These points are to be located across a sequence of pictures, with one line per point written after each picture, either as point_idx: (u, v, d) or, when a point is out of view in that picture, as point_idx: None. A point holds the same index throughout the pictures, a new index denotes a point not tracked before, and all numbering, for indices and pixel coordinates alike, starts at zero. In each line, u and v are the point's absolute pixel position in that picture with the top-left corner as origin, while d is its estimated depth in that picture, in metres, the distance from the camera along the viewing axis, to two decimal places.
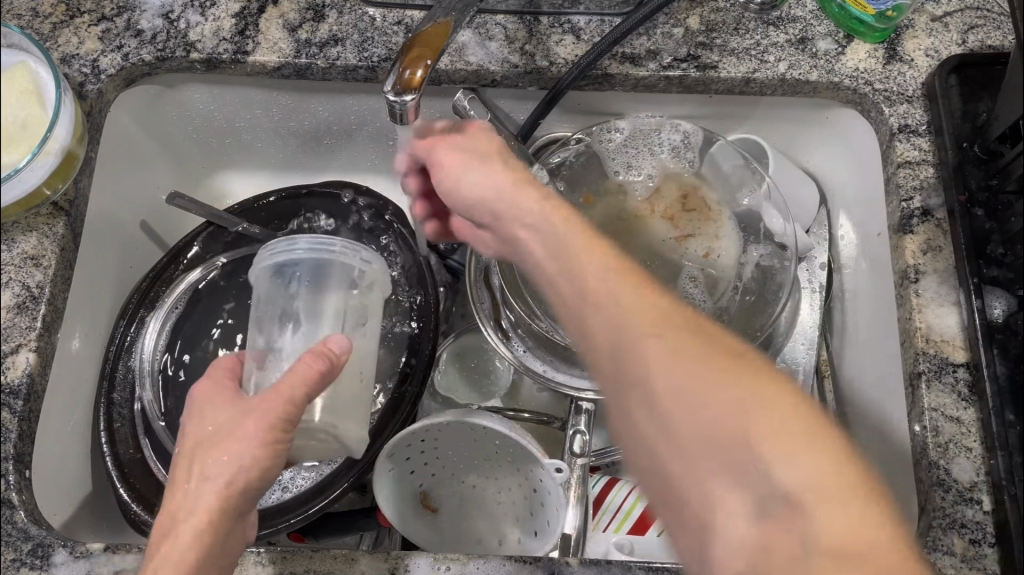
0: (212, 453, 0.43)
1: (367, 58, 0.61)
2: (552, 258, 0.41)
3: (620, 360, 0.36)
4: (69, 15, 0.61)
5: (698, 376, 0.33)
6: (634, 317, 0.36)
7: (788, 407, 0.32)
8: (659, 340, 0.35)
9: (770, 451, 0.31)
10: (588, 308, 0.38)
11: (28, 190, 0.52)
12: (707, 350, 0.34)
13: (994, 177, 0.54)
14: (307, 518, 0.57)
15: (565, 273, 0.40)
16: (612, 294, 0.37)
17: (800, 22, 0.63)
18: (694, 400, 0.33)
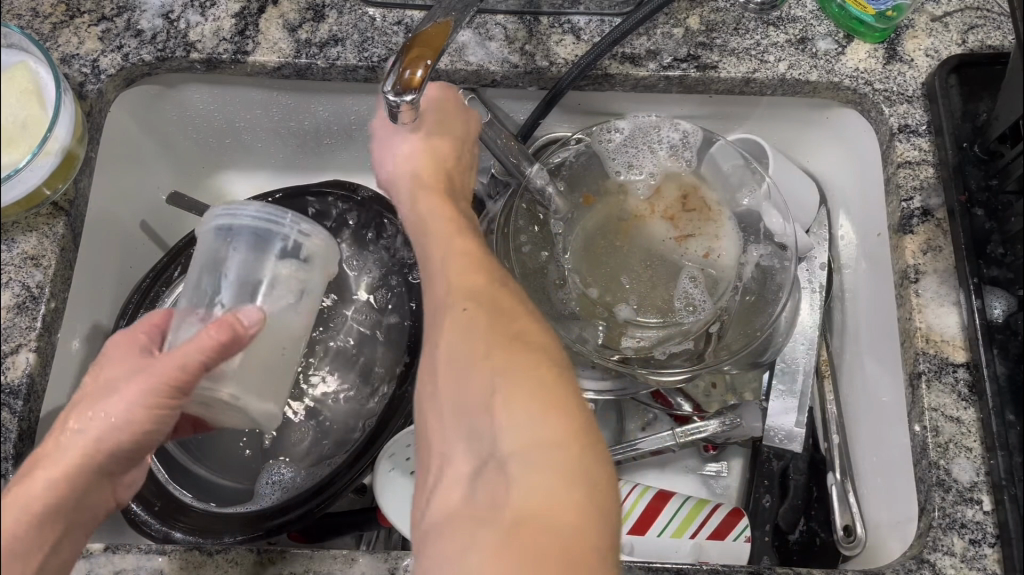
0: (94, 403, 0.43)
1: (367, 58, 0.61)
2: (435, 251, 0.47)
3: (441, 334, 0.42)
4: (69, 15, 0.61)
5: (468, 347, 0.39)
6: (465, 305, 0.41)
7: (527, 384, 0.37)
8: (475, 326, 0.40)
9: (498, 417, 0.36)
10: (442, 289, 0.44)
11: (28, 190, 0.52)
12: (512, 340, 0.39)
13: (994, 177, 0.54)
14: (308, 518, 0.57)
15: (436, 264, 0.45)
16: (459, 282, 0.43)
17: (799, 22, 0.63)
18: (461, 366, 0.39)
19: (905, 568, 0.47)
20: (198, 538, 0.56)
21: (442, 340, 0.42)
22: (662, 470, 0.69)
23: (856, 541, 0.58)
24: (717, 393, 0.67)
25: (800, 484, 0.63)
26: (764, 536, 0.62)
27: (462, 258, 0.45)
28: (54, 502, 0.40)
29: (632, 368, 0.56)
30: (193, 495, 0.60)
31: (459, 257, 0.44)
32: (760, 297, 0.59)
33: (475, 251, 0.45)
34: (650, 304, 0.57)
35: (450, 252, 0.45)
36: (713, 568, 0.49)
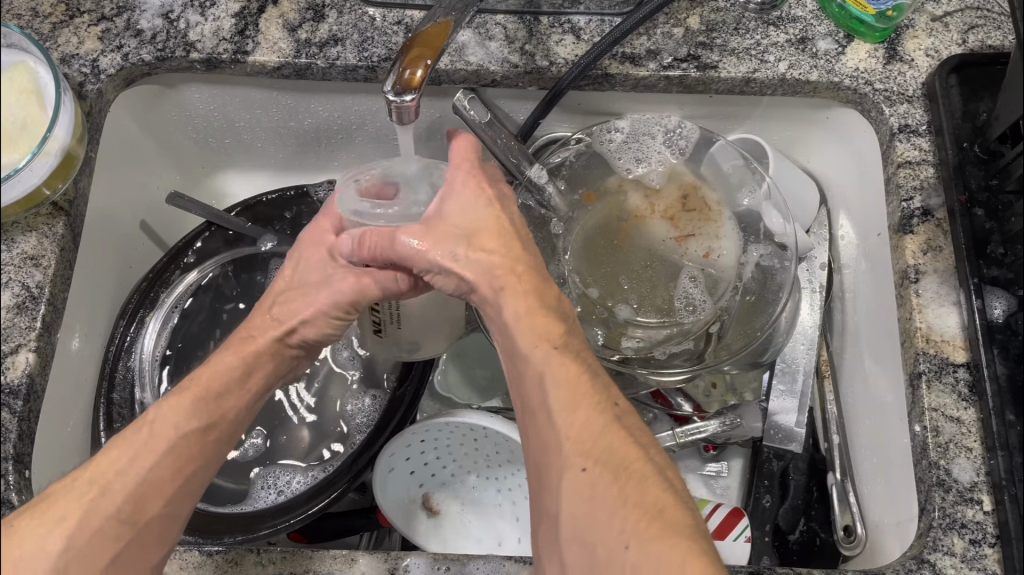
0: (298, 298, 0.50)
1: (367, 58, 0.61)
2: (514, 338, 0.45)
3: (543, 444, 0.43)
4: (69, 15, 0.61)
5: (546, 407, 0.43)
6: (571, 424, 0.42)
7: (595, 449, 0.41)
8: (579, 442, 0.42)
9: (574, 482, 0.41)
10: (532, 395, 0.44)
11: (29, 190, 0.52)
12: (619, 461, 0.41)
13: (994, 177, 0.54)
14: (308, 518, 0.57)
15: (516, 358, 0.45)
16: (555, 391, 0.43)
17: (800, 22, 0.63)
18: (540, 423, 0.43)
19: (905, 568, 0.47)
20: (197, 539, 0.56)
21: (537, 452, 0.44)
22: None
23: (856, 541, 0.58)
24: (717, 394, 0.66)
25: (800, 484, 0.63)
26: (763, 535, 0.62)
27: (510, 282, 0.46)
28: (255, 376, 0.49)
29: (632, 368, 0.57)
30: None
31: (543, 356, 0.44)
32: (760, 297, 0.59)
33: (561, 346, 0.44)
34: (650, 303, 0.57)
35: (530, 348, 0.44)
36: None
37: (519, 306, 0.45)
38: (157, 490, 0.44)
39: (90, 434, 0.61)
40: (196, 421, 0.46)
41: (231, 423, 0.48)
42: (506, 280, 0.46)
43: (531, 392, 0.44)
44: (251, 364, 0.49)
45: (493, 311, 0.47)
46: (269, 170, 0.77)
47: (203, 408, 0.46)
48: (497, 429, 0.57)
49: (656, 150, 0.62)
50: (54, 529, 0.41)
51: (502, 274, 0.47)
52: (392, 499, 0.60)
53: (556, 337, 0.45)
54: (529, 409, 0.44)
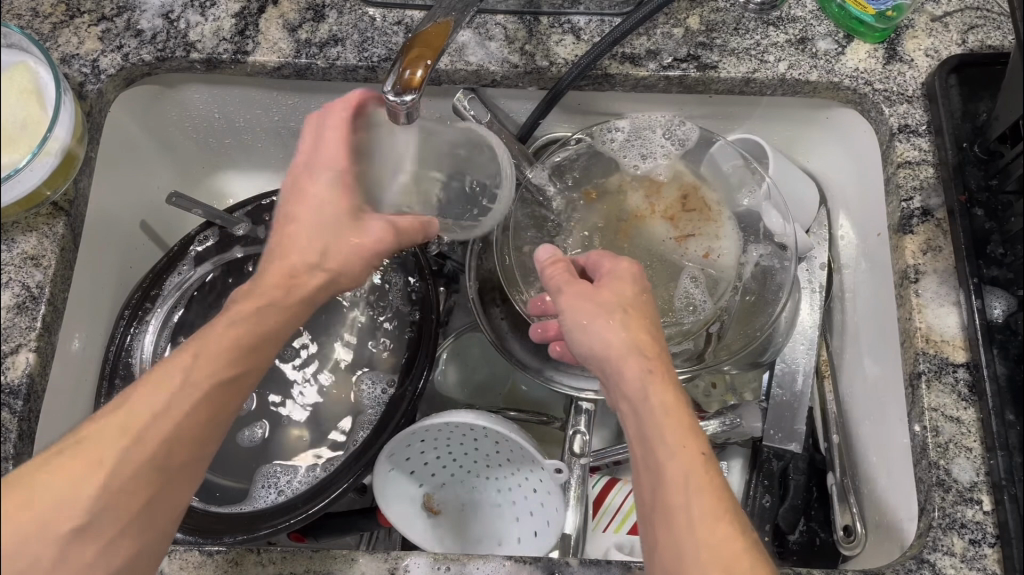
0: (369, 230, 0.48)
1: (367, 58, 0.61)
2: (653, 414, 0.41)
3: (679, 555, 0.38)
4: (69, 15, 0.61)
5: (693, 516, 0.38)
6: (715, 539, 0.37)
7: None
8: (724, 561, 0.37)
9: None
10: (673, 501, 0.39)
11: (28, 190, 0.52)
12: (757, 573, 0.37)
13: (994, 177, 0.54)
14: (308, 518, 0.58)
15: (654, 455, 0.41)
16: (698, 495, 0.39)
17: (800, 22, 0.63)
18: (680, 533, 0.38)
19: (906, 568, 0.47)
20: (198, 539, 0.56)
21: (659, 546, 0.39)
22: None
23: (856, 541, 0.58)
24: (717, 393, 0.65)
25: (800, 485, 0.62)
26: (763, 535, 0.62)
27: (654, 375, 0.43)
28: (274, 323, 0.45)
29: None
30: (190, 495, 0.59)
31: (686, 455, 0.40)
32: (760, 297, 0.59)
33: (701, 445, 0.41)
34: None
35: (669, 435, 0.40)
36: None
37: (661, 394, 0.42)
38: (205, 407, 0.41)
39: None
40: (244, 345, 0.43)
41: (249, 376, 0.44)
42: (646, 371, 0.43)
43: (664, 482, 0.40)
44: (283, 307, 0.45)
45: (625, 380, 0.43)
46: (269, 170, 0.77)
47: (227, 358, 0.42)
48: (497, 429, 0.57)
49: (656, 150, 0.62)
50: (85, 479, 0.38)
51: (642, 350, 0.44)
52: (393, 499, 0.60)
53: (696, 434, 0.41)
54: (659, 500, 0.40)
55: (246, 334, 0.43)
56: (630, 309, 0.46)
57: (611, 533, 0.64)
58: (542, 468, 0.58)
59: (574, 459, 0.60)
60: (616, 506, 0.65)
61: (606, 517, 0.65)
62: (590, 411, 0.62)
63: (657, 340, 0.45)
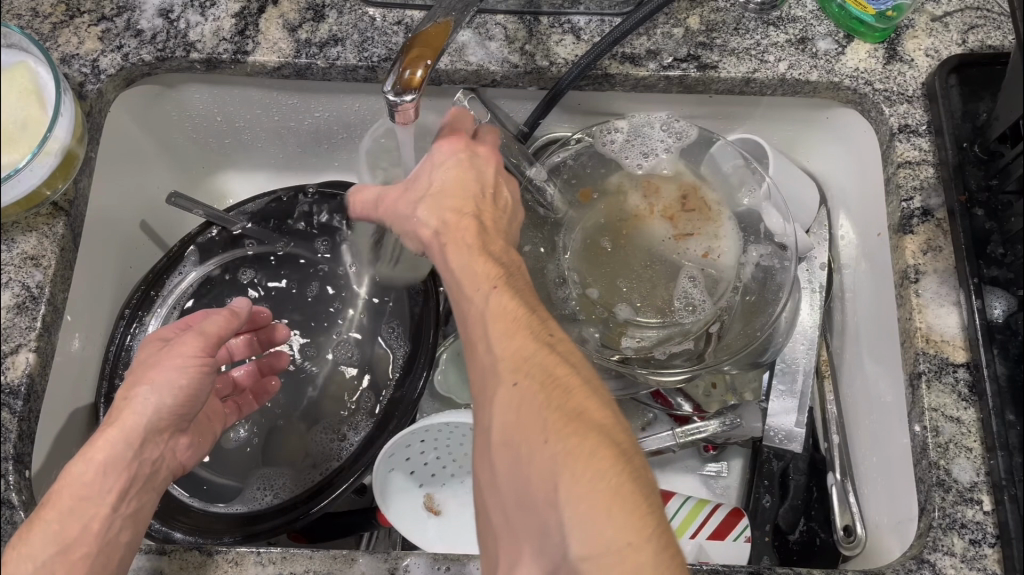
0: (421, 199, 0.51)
1: (367, 58, 0.61)
2: (472, 320, 0.43)
3: (508, 417, 0.38)
4: (69, 15, 0.61)
5: (523, 383, 0.39)
6: (541, 392, 0.38)
7: (564, 422, 0.37)
8: (547, 409, 0.37)
9: (540, 449, 0.36)
10: (498, 370, 0.40)
11: (28, 190, 0.52)
12: (586, 430, 0.36)
13: (994, 177, 0.54)
14: (308, 518, 0.58)
15: (483, 335, 0.42)
16: (524, 364, 0.39)
17: (800, 22, 0.63)
18: (506, 403, 0.39)
19: (905, 568, 0.47)
20: (198, 538, 0.56)
21: (481, 426, 0.40)
22: (662, 470, 0.69)
23: (856, 541, 0.58)
24: (717, 393, 0.65)
25: (800, 485, 0.63)
26: (763, 536, 0.62)
27: (474, 262, 0.46)
28: (116, 480, 0.46)
29: (632, 368, 0.57)
30: (190, 495, 0.60)
31: (511, 333, 0.41)
32: (761, 297, 0.59)
33: (529, 332, 0.41)
34: (650, 304, 0.57)
35: (501, 328, 0.41)
36: (713, 568, 0.48)
37: (478, 300, 0.43)
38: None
39: (89, 434, 0.61)
40: (72, 507, 0.44)
41: (98, 536, 0.45)
42: (476, 248, 0.46)
43: (485, 370, 0.41)
44: (110, 466, 0.46)
45: (454, 293, 0.46)
46: (269, 171, 0.77)
47: (63, 529, 0.44)
48: None
49: (657, 146, 0.62)
50: None
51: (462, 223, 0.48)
52: (393, 499, 0.60)
53: (531, 324, 0.42)
54: (482, 386, 0.41)
55: (142, 428, 0.47)
56: (470, 239, 0.47)
57: None
58: None
59: None
60: None
61: None
62: None
63: (495, 260, 0.46)
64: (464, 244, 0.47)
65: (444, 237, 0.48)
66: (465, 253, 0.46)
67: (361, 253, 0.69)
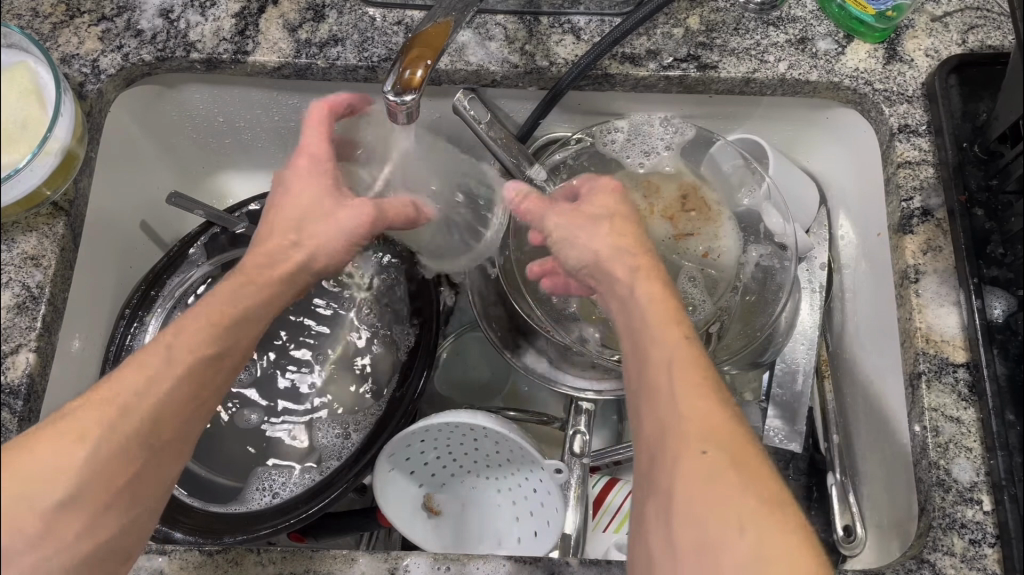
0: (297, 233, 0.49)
1: (367, 58, 0.61)
2: (650, 366, 0.42)
3: (699, 488, 0.38)
4: (69, 15, 0.61)
5: (718, 457, 0.38)
6: (739, 474, 0.38)
7: (759, 508, 0.37)
8: (746, 494, 0.37)
9: (734, 531, 0.36)
10: (684, 436, 0.39)
11: (29, 190, 0.52)
12: (773, 507, 0.37)
13: (994, 177, 0.54)
14: (308, 518, 0.58)
15: (665, 387, 0.41)
16: (716, 434, 0.39)
17: (800, 22, 0.63)
18: (692, 471, 0.38)
19: (905, 568, 0.47)
20: (198, 538, 0.56)
21: (656, 479, 0.40)
22: None
23: (857, 541, 0.58)
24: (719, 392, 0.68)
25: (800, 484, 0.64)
26: None
27: (657, 302, 0.44)
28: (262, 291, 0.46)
29: None
30: (190, 495, 0.60)
31: (700, 394, 0.40)
32: (760, 297, 0.59)
33: (718, 397, 0.41)
34: None
35: (688, 386, 0.40)
36: None
37: (663, 350, 0.42)
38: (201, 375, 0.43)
39: None
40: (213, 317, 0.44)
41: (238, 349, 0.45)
42: (652, 292, 0.45)
43: (670, 424, 0.40)
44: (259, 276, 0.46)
45: (632, 326, 0.45)
46: (269, 171, 0.77)
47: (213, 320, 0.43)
48: (498, 430, 0.57)
49: (659, 144, 0.63)
50: (73, 441, 0.38)
51: (623, 252, 0.47)
52: (393, 499, 0.60)
53: (715, 385, 0.41)
54: (660, 443, 0.40)
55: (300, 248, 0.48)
56: (664, 298, 0.45)
57: (611, 533, 0.63)
58: (542, 468, 0.58)
59: (574, 459, 0.61)
60: (616, 505, 0.64)
61: (606, 517, 0.64)
62: (590, 412, 0.63)
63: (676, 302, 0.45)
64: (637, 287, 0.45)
65: (640, 262, 0.47)
66: (641, 290, 0.45)
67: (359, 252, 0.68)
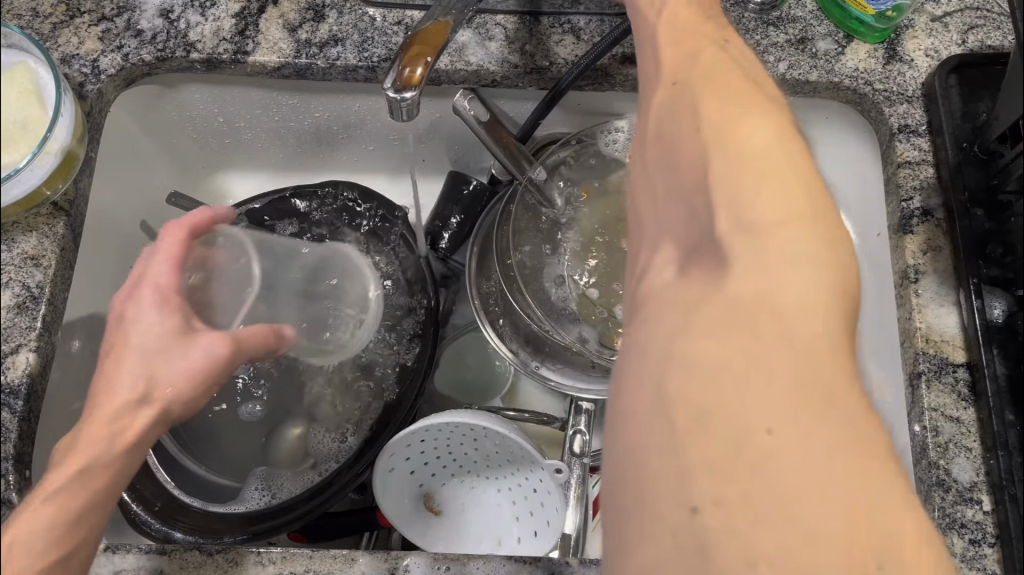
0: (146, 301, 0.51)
1: (367, 58, 0.61)
2: (719, 113, 0.34)
3: (760, 271, 0.31)
4: (69, 15, 0.61)
5: (804, 256, 0.31)
6: (819, 298, 0.30)
7: (835, 352, 0.30)
8: (823, 310, 0.30)
9: (792, 351, 0.29)
10: (748, 204, 0.32)
11: (28, 189, 0.52)
12: (838, 385, 0.29)
13: (994, 177, 0.54)
14: (307, 517, 0.59)
15: (737, 147, 0.33)
16: (806, 231, 0.31)
17: (800, 22, 0.63)
18: (756, 236, 0.31)
19: None
20: (198, 538, 0.56)
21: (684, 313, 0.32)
22: None
23: None
24: None
25: None
26: None
27: (749, 92, 0.35)
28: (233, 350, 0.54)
29: None
30: (190, 495, 0.60)
31: (794, 182, 0.32)
32: None
33: (816, 196, 0.32)
34: None
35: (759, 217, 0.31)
36: None
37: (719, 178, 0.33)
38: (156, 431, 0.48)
39: None
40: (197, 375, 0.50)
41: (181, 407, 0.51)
42: (742, 78, 0.36)
43: (726, 230, 0.32)
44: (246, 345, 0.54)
45: (689, 102, 0.36)
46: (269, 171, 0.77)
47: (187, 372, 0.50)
48: (499, 431, 0.56)
49: None
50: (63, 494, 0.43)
51: (699, 33, 0.40)
52: (392, 498, 0.60)
53: (796, 209, 0.31)
54: (712, 183, 0.33)
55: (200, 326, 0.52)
56: (712, 83, 0.36)
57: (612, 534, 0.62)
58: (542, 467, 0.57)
59: (574, 459, 0.61)
60: None
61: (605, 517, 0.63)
62: (590, 412, 0.63)
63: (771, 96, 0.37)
64: (726, 75, 0.36)
65: (675, 76, 0.38)
66: (714, 69, 0.37)
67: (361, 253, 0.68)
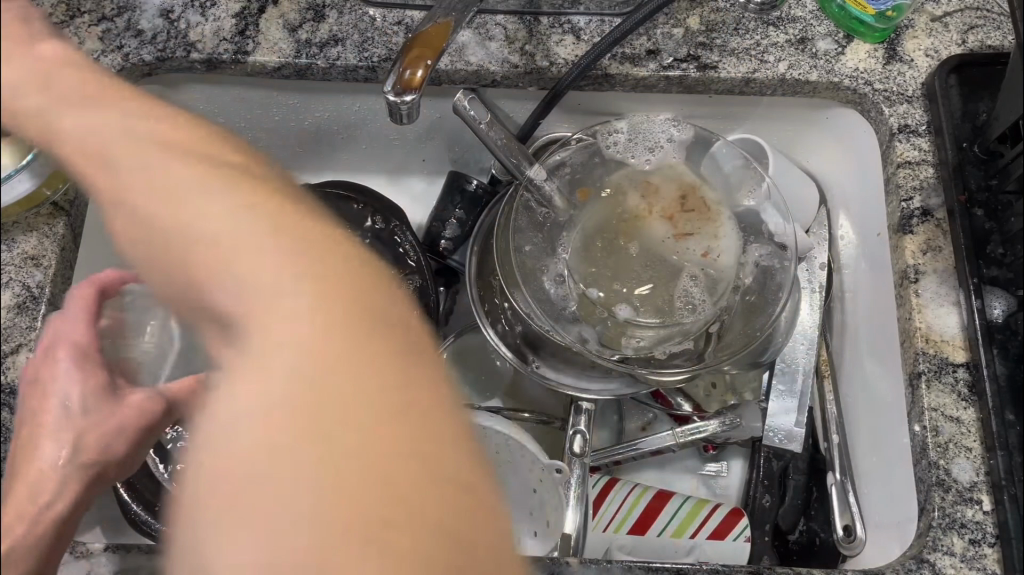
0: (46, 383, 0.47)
1: (368, 58, 0.61)
2: (250, 249, 0.35)
3: (331, 476, 0.30)
4: (69, 15, 0.61)
5: (360, 381, 0.31)
6: (373, 492, 0.30)
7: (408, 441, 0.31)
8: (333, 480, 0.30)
9: (368, 527, 0.30)
10: (269, 400, 0.31)
11: (26, 190, 0.53)
12: (393, 446, 0.31)
13: (994, 177, 0.54)
14: None
15: (274, 263, 0.34)
16: (333, 374, 0.31)
17: (799, 22, 0.63)
18: (338, 431, 0.30)
19: (906, 568, 0.47)
20: None
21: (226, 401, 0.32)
22: (661, 469, 0.69)
23: (856, 541, 0.57)
24: (717, 393, 0.66)
25: (799, 485, 0.63)
26: (763, 535, 0.62)
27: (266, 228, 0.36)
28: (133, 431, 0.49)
29: (632, 368, 0.57)
30: None
31: (322, 298, 0.33)
32: (761, 297, 0.59)
33: (362, 322, 0.33)
34: (651, 304, 0.57)
35: (380, 309, 0.35)
36: (714, 568, 0.48)
37: (308, 289, 0.33)
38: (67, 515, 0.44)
39: None
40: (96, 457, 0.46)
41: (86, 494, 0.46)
42: (257, 215, 0.36)
43: (264, 323, 0.33)
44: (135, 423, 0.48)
45: (239, 230, 0.35)
46: None
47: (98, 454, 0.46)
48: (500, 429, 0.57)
49: (660, 138, 0.63)
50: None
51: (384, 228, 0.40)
52: None
53: (318, 322, 0.32)
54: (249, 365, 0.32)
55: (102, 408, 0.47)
56: (244, 207, 0.37)
57: (612, 534, 0.62)
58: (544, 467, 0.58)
59: (575, 459, 0.61)
60: (616, 506, 0.63)
61: (605, 516, 0.63)
62: (590, 412, 0.63)
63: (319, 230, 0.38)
64: (238, 207, 0.37)
65: (241, 202, 0.37)
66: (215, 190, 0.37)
67: (363, 251, 0.70)
